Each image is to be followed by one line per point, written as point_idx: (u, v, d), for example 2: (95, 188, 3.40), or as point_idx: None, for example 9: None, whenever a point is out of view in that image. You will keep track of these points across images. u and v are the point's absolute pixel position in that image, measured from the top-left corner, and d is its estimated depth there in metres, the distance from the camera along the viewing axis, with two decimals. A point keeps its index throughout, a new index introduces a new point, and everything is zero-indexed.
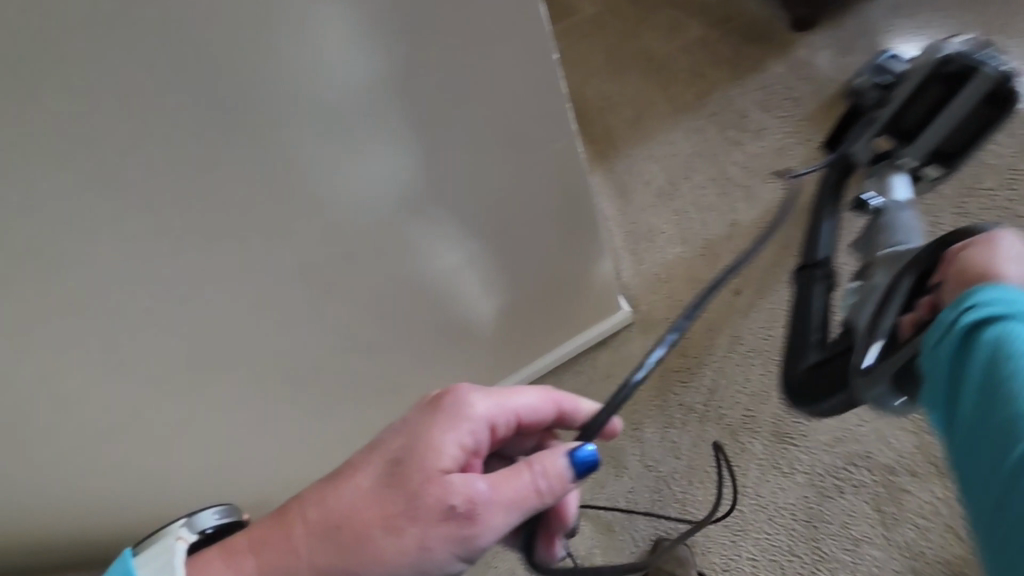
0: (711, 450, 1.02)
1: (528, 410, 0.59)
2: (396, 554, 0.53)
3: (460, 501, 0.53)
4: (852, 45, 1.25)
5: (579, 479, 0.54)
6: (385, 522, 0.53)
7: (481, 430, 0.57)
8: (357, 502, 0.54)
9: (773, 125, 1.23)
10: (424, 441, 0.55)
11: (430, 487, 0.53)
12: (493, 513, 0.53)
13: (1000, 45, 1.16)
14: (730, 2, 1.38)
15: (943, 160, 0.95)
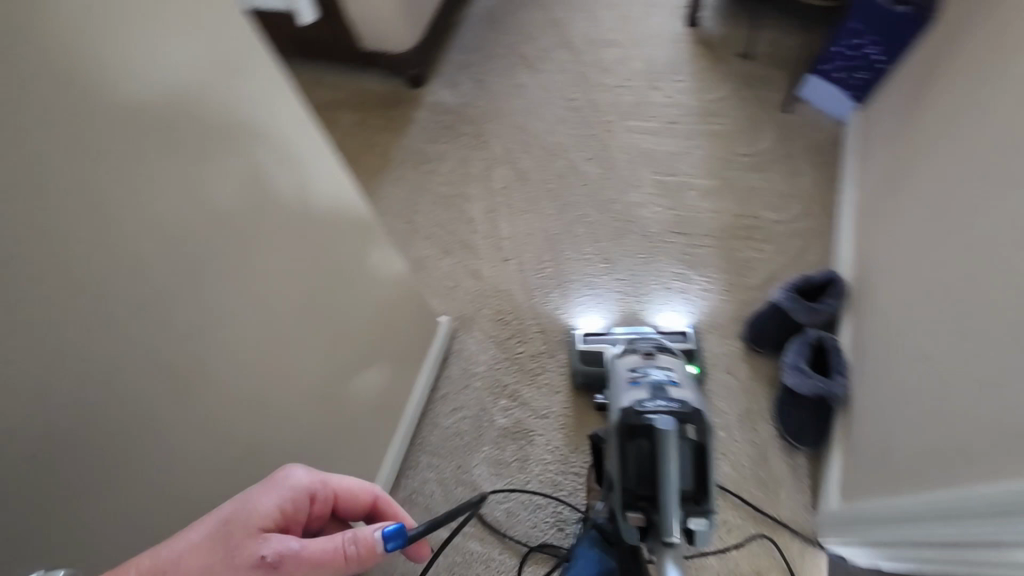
0: (573, 368, 1.19)
1: (344, 495, 0.64)
2: None
3: (270, 552, 0.52)
4: (457, 77, 1.65)
5: (385, 550, 0.57)
6: (207, 570, 0.49)
7: (301, 500, 0.59)
8: (181, 551, 0.49)
9: (446, 147, 1.54)
10: (261, 505, 0.55)
11: (252, 539, 0.52)
12: (308, 569, 0.53)
13: (533, 37, 1.69)
14: (358, 88, 1.67)
15: (694, 505, 0.74)
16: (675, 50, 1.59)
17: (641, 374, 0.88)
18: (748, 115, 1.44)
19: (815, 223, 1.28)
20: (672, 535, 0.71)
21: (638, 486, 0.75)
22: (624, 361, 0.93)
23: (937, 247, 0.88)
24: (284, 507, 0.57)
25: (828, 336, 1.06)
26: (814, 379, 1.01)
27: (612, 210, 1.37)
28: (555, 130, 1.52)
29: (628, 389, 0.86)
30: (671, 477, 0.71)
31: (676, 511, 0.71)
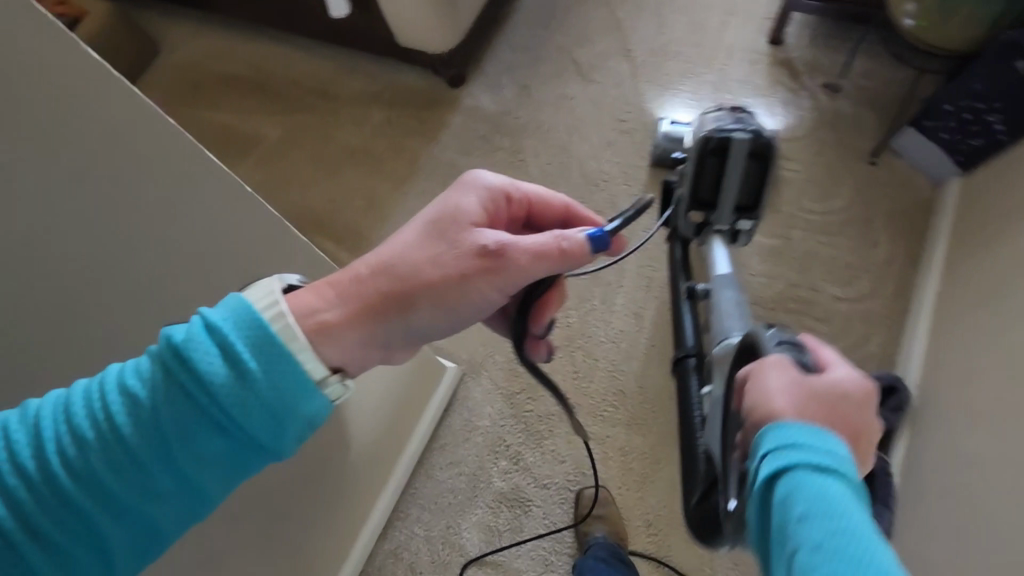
0: (583, 438, 1.10)
1: (538, 203, 0.69)
2: (443, 280, 0.58)
3: (489, 242, 0.59)
4: (500, 79, 1.50)
5: (592, 255, 0.60)
6: (432, 258, 0.58)
7: (493, 202, 0.64)
8: (407, 243, 0.59)
9: (479, 161, 1.42)
10: (461, 208, 0.61)
11: (464, 232, 0.60)
12: (522, 258, 0.59)
13: (590, 40, 1.51)
14: (394, 81, 1.55)
15: (748, 213, 1.00)
16: (750, 72, 1.39)
17: (714, 118, 0.97)
18: (824, 163, 1.26)
19: (884, 306, 1.12)
20: (724, 222, 1.01)
21: (705, 195, 0.98)
22: (711, 113, 0.99)
23: None
24: (473, 215, 0.61)
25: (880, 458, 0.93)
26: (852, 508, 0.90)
27: (650, 258, 1.23)
28: (600, 156, 1.37)
29: (706, 124, 0.96)
30: (729, 193, 0.96)
31: (729, 205, 0.98)
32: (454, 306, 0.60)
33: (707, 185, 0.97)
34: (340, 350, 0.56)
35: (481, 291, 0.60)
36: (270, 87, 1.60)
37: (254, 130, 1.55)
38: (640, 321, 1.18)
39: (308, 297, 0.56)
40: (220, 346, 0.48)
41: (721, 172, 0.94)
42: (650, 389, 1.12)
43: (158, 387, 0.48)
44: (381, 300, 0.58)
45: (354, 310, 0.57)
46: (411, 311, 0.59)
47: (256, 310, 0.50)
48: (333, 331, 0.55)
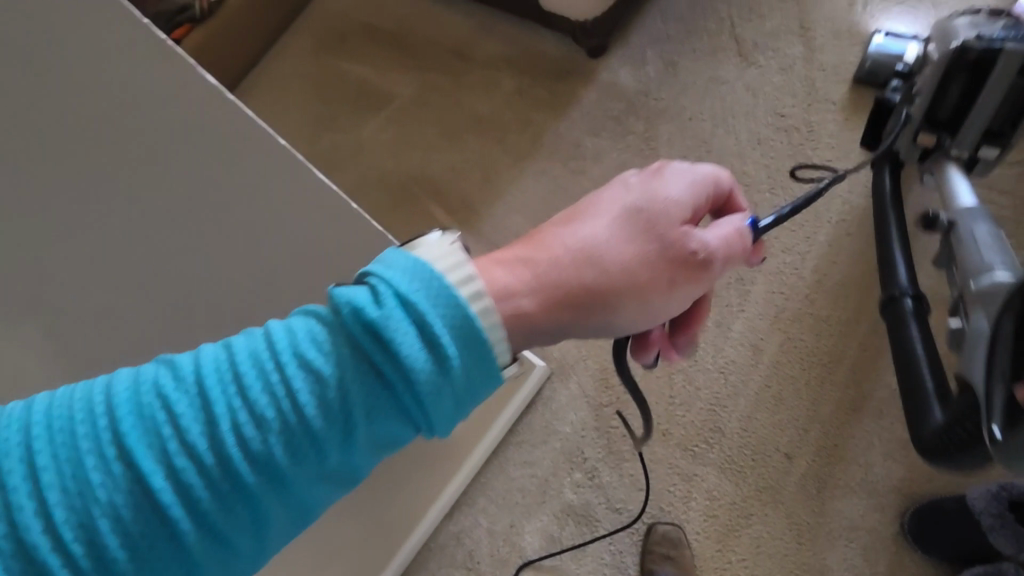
0: (668, 470, 1.02)
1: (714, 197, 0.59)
2: (641, 279, 0.51)
3: (693, 245, 0.52)
4: (645, 53, 1.35)
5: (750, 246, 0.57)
6: (636, 252, 0.52)
7: (692, 201, 0.55)
8: (604, 233, 0.52)
9: (606, 145, 1.30)
10: (665, 191, 0.53)
11: (666, 227, 0.52)
12: (717, 260, 0.53)
13: (760, 14, 1.29)
14: (531, 46, 1.45)
15: (995, 138, 0.89)
16: None
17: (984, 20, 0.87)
18: None
19: None
20: (965, 146, 0.91)
21: (943, 114, 0.91)
22: (960, 19, 0.88)
23: None
24: (680, 204, 0.53)
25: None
26: None
27: (786, 285, 1.07)
28: (746, 156, 1.19)
29: (974, 27, 0.86)
30: (980, 106, 0.86)
31: (974, 131, 0.89)
32: (647, 309, 0.53)
33: (952, 92, 0.88)
34: (540, 330, 0.51)
35: (679, 297, 0.53)
36: (407, 42, 1.59)
37: (388, 86, 1.56)
38: (757, 356, 1.04)
39: (507, 278, 0.50)
40: (415, 322, 0.43)
41: (968, 92, 0.87)
42: (754, 434, 1.00)
43: (327, 401, 0.42)
44: (577, 290, 0.51)
45: (557, 296, 0.51)
46: (611, 309, 0.52)
47: (439, 267, 0.46)
48: (529, 318, 0.50)
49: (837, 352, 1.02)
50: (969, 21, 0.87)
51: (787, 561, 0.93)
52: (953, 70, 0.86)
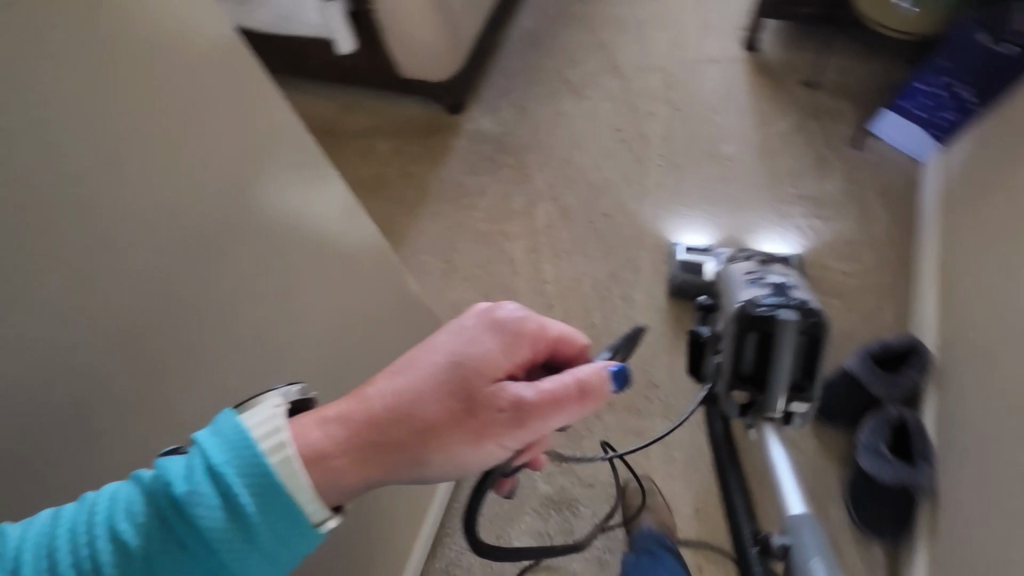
0: (623, 433, 1.11)
1: (560, 342, 0.59)
2: (452, 441, 0.49)
3: (508, 406, 0.50)
4: (498, 103, 1.58)
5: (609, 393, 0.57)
6: (450, 412, 0.49)
7: (518, 349, 0.54)
8: (422, 389, 0.50)
9: (486, 180, 1.47)
10: (483, 345, 0.52)
11: (487, 387, 0.51)
12: (542, 415, 0.52)
13: (579, 62, 1.60)
14: (396, 113, 1.61)
15: (799, 391, 0.83)
16: (732, 77, 1.49)
17: (761, 276, 0.91)
18: (813, 153, 1.34)
19: (889, 278, 1.17)
20: (774, 409, 0.84)
21: (747, 368, 0.84)
22: (737, 267, 0.97)
23: None
24: (495, 360, 0.52)
25: (908, 415, 0.96)
26: (895, 466, 0.91)
27: (665, 255, 1.28)
28: (603, 165, 1.43)
29: (750, 284, 0.90)
30: (781, 371, 0.80)
31: (782, 394, 0.81)
32: (461, 460, 0.50)
33: (751, 357, 0.83)
34: (341, 494, 0.47)
35: (489, 449, 0.51)
36: None
37: None
38: (661, 314, 1.22)
39: (316, 438, 0.46)
40: (222, 493, 0.42)
41: (758, 359, 0.83)
42: (681, 379, 1.15)
43: (158, 550, 0.41)
44: (388, 450, 0.48)
45: (365, 455, 0.47)
46: (417, 463, 0.49)
47: (253, 438, 0.44)
48: (342, 478, 0.47)
49: None
50: (761, 292, 0.86)
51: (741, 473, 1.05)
52: (739, 329, 0.82)
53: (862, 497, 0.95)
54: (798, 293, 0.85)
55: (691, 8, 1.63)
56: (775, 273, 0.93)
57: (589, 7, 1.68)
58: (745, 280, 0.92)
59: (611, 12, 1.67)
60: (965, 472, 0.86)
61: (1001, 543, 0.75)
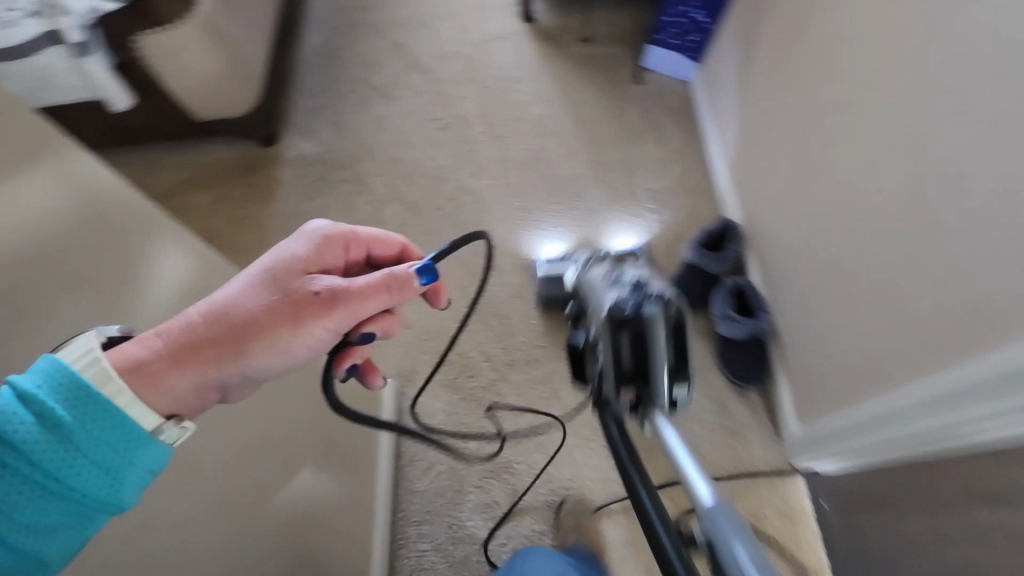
0: (531, 384, 1.18)
1: (373, 242, 0.71)
2: (271, 323, 0.58)
3: (320, 289, 0.60)
4: (313, 125, 1.56)
5: (419, 287, 0.63)
6: (263, 304, 0.58)
7: (325, 244, 0.65)
8: (241, 292, 0.59)
9: (325, 200, 1.45)
10: (296, 250, 0.63)
11: (300, 279, 0.61)
12: (354, 297, 0.60)
13: (380, 66, 1.64)
14: (208, 161, 1.51)
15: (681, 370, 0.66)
16: (520, 48, 1.63)
17: (616, 277, 0.79)
18: (606, 96, 1.52)
19: (694, 180, 1.39)
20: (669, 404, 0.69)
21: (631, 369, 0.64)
22: (596, 272, 0.86)
23: (814, 177, 0.97)
24: (302, 262, 0.62)
25: (741, 280, 1.15)
26: (742, 322, 1.09)
27: (516, 218, 1.38)
28: (433, 154, 1.48)
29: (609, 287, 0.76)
30: (659, 359, 0.63)
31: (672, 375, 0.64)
32: (277, 346, 0.58)
33: (630, 348, 0.64)
34: (175, 396, 0.52)
35: (313, 333, 0.59)
36: None
37: None
38: (528, 269, 1.31)
39: (131, 351, 0.52)
40: (37, 417, 0.42)
41: (634, 353, 0.63)
42: (563, 319, 1.24)
43: None
44: (211, 342, 0.56)
45: (181, 355, 0.54)
46: (240, 356, 0.56)
47: (68, 363, 0.45)
48: (159, 383, 0.52)
49: (568, 236, 1.34)
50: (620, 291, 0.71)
51: None
52: (607, 330, 0.65)
53: (732, 359, 1.12)
54: (656, 286, 0.71)
55: None
56: (627, 271, 0.82)
57: (373, 15, 1.73)
58: (604, 283, 0.78)
59: (396, 15, 1.73)
60: (790, 307, 1.06)
61: (841, 338, 0.91)
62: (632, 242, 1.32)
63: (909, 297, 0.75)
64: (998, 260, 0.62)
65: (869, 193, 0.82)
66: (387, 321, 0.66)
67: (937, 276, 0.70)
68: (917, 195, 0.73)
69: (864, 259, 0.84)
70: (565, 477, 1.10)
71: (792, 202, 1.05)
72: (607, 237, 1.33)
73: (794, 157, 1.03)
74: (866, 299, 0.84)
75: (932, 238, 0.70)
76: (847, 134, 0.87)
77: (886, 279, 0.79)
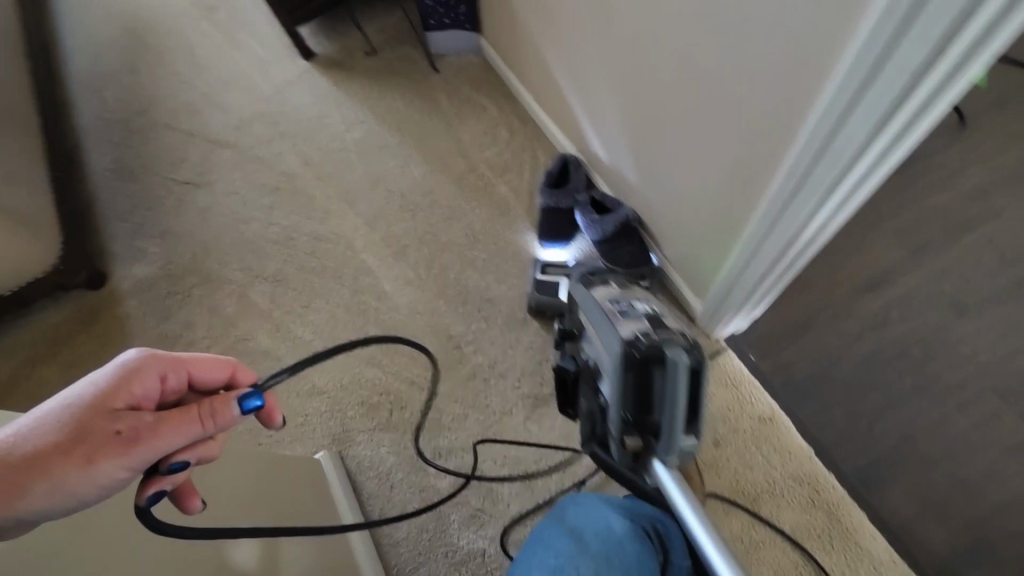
0: (461, 385, 1.16)
1: (201, 368, 0.59)
2: (57, 469, 0.49)
3: (123, 427, 0.51)
4: (139, 245, 1.45)
5: (238, 416, 0.54)
6: (43, 454, 0.49)
7: (140, 379, 0.55)
8: (24, 439, 0.50)
9: (183, 311, 1.34)
10: (97, 385, 0.53)
11: (99, 418, 0.52)
12: (158, 433, 0.51)
13: (182, 159, 1.55)
14: (40, 329, 1.36)
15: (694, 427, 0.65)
16: (312, 84, 1.59)
17: (622, 306, 0.80)
18: (413, 95, 1.52)
19: (524, 133, 1.42)
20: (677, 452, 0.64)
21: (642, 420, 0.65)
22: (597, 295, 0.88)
23: (606, 79, 1.02)
24: (103, 394, 0.53)
25: (590, 193, 1.19)
26: (609, 224, 1.12)
27: (379, 240, 1.35)
28: (273, 218, 1.42)
29: (618, 317, 0.76)
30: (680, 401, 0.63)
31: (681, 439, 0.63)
32: (55, 491, 0.48)
33: (630, 401, 0.64)
34: None
35: (105, 476, 0.50)
36: None
37: None
38: (412, 281, 1.29)
39: None
40: None
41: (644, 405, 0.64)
42: (461, 312, 1.23)
43: None
44: None
45: None
46: (6, 506, 0.47)
47: None
48: None
49: (435, 234, 1.33)
50: (637, 323, 0.73)
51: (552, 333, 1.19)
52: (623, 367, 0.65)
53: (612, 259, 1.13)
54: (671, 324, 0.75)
55: (239, 58, 1.68)
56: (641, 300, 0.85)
57: (154, 114, 1.63)
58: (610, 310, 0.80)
59: (176, 104, 1.64)
60: (644, 199, 1.10)
61: (691, 199, 0.96)
62: (495, 212, 1.33)
63: (728, 135, 0.81)
64: (771, 67, 0.68)
65: (655, 66, 0.88)
66: (208, 447, 0.56)
67: (738, 106, 0.76)
68: (691, 46, 0.79)
69: (678, 124, 0.89)
70: (526, 450, 1.09)
71: (600, 121, 1.11)
72: (470, 218, 1.34)
73: (584, 73, 1.08)
74: (694, 157, 0.90)
75: (720, 77, 0.77)
76: (614, 26, 0.93)
77: (703, 130, 0.85)
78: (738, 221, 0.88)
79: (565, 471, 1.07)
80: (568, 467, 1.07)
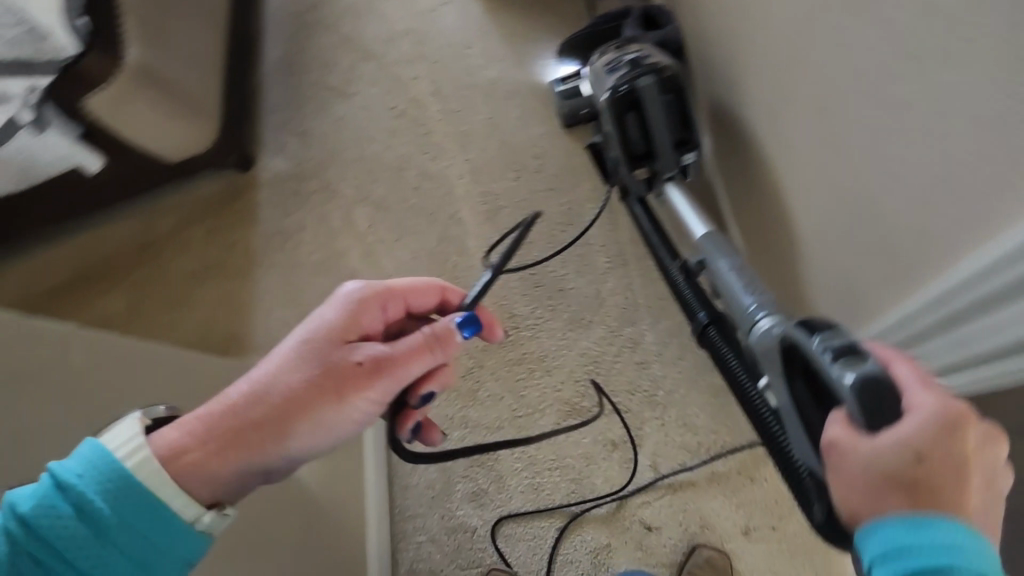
0: (507, 367, 1.13)
1: (409, 292, 0.74)
2: (316, 400, 0.63)
3: (363, 359, 0.65)
4: (282, 139, 1.58)
5: (461, 335, 0.68)
6: (301, 385, 0.64)
7: (358, 314, 0.68)
8: (281, 371, 0.64)
9: (300, 212, 1.47)
10: (327, 319, 0.67)
11: (338, 353, 0.65)
12: (398, 363, 0.65)
13: (334, 64, 1.62)
14: (193, 195, 1.55)
15: (686, 145, 1.06)
16: (465, 7, 1.52)
17: (617, 63, 1.07)
18: (559, 38, 1.39)
19: None
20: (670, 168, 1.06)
21: (640, 148, 1.06)
22: (602, 59, 1.11)
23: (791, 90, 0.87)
24: (340, 325, 0.67)
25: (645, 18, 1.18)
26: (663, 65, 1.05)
27: (477, 193, 1.32)
28: (392, 143, 1.45)
29: (612, 75, 1.06)
30: (660, 134, 1.03)
31: (671, 152, 1.04)
32: (325, 421, 0.64)
33: (638, 134, 1.05)
34: (219, 481, 0.60)
35: (358, 403, 0.65)
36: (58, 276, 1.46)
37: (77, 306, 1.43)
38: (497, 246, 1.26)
39: (173, 436, 0.60)
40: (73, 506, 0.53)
41: (642, 126, 1.04)
42: (529, 292, 1.18)
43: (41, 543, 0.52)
44: (257, 430, 0.62)
45: (221, 445, 0.61)
46: (285, 438, 0.63)
47: (113, 452, 0.57)
48: (208, 469, 0.60)
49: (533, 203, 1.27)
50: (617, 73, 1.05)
51: (612, 347, 1.12)
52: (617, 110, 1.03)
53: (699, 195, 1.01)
54: (653, 61, 1.04)
55: None
56: (629, 52, 1.08)
57: (322, 12, 1.70)
58: (604, 69, 1.09)
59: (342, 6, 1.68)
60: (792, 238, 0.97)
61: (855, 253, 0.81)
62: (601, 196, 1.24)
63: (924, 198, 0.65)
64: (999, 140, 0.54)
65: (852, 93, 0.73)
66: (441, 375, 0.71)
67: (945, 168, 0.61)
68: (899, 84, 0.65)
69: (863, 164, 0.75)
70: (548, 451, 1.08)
71: (791, 102, 0.89)
72: (573, 196, 1.25)
73: (764, 80, 0.94)
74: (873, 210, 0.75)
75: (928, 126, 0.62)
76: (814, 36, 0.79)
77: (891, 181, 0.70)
78: (941, 258, 0.66)
79: (580, 488, 1.04)
80: (585, 486, 1.04)
